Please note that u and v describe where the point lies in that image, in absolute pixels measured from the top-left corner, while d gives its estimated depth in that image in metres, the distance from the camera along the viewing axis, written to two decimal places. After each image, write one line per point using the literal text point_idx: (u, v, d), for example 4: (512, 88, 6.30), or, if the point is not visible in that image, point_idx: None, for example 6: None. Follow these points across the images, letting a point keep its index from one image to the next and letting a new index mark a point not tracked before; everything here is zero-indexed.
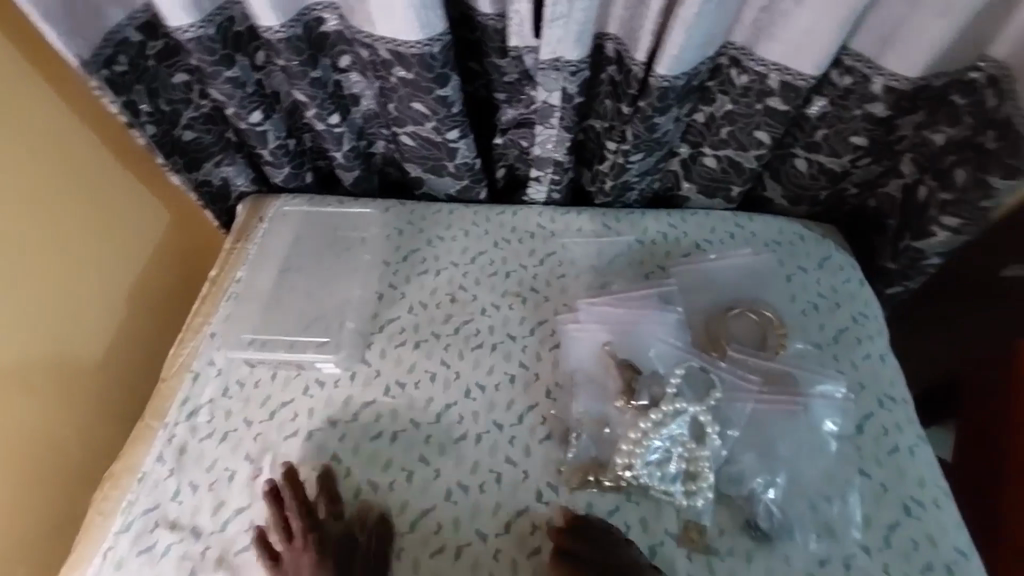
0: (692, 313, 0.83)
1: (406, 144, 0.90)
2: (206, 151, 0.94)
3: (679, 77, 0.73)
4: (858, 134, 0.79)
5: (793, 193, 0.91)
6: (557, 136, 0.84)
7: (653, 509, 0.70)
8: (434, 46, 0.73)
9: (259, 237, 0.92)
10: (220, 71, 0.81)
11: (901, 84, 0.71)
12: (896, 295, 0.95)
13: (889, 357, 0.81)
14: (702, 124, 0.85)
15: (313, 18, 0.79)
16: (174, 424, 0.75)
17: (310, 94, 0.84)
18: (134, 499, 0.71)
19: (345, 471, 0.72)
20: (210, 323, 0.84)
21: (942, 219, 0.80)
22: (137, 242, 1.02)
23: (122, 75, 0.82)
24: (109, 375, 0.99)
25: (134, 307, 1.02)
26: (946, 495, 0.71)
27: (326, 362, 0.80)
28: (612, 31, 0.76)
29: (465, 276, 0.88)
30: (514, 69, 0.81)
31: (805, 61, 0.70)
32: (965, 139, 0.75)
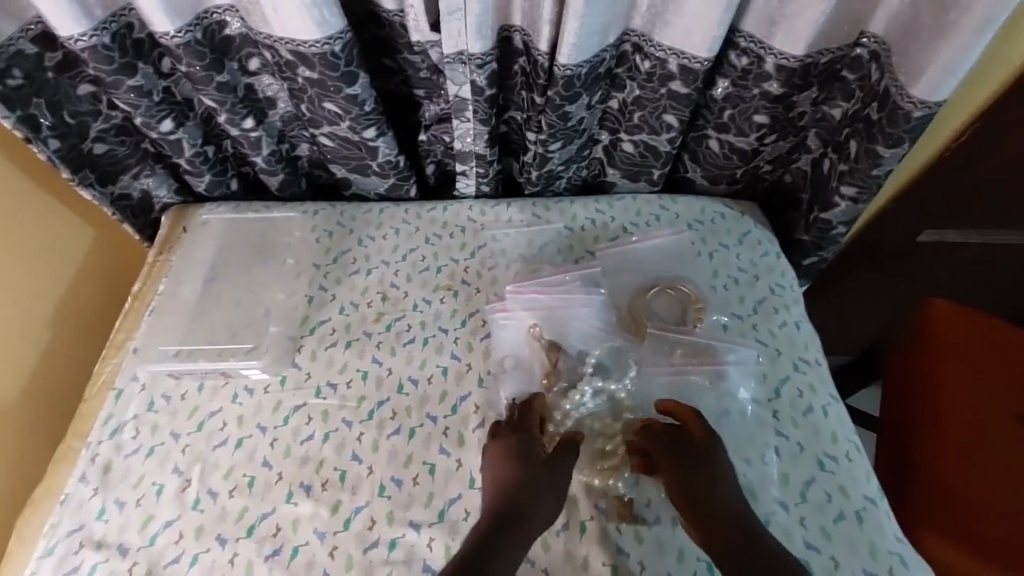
0: (619, 295, 0.85)
1: (326, 145, 0.90)
2: (122, 164, 0.92)
3: (582, 65, 0.75)
4: (759, 112, 0.82)
5: (711, 173, 0.94)
6: (473, 129, 0.86)
7: (584, 485, 0.72)
8: (335, 44, 0.73)
9: (181, 249, 0.91)
10: (122, 80, 0.80)
11: (790, 62, 0.75)
12: (812, 265, 1.00)
13: (805, 324, 0.84)
14: (616, 110, 0.88)
15: (214, 22, 0.77)
16: (98, 443, 0.74)
17: (218, 99, 0.83)
18: (56, 522, 0.69)
19: (276, 476, 0.72)
20: (133, 338, 0.82)
21: (841, 190, 0.85)
22: (58, 266, 0.98)
23: (18, 89, 0.78)
24: (34, 404, 0.95)
25: (58, 332, 0.99)
26: (858, 449, 0.74)
27: (253, 368, 0.79)
28: (516, 23, 0.77)
29: (396, 274, 0.88)
30: (425, 64, 0.82)
31: (697, 44, 0.73)
32: (856, 113, 0.80)
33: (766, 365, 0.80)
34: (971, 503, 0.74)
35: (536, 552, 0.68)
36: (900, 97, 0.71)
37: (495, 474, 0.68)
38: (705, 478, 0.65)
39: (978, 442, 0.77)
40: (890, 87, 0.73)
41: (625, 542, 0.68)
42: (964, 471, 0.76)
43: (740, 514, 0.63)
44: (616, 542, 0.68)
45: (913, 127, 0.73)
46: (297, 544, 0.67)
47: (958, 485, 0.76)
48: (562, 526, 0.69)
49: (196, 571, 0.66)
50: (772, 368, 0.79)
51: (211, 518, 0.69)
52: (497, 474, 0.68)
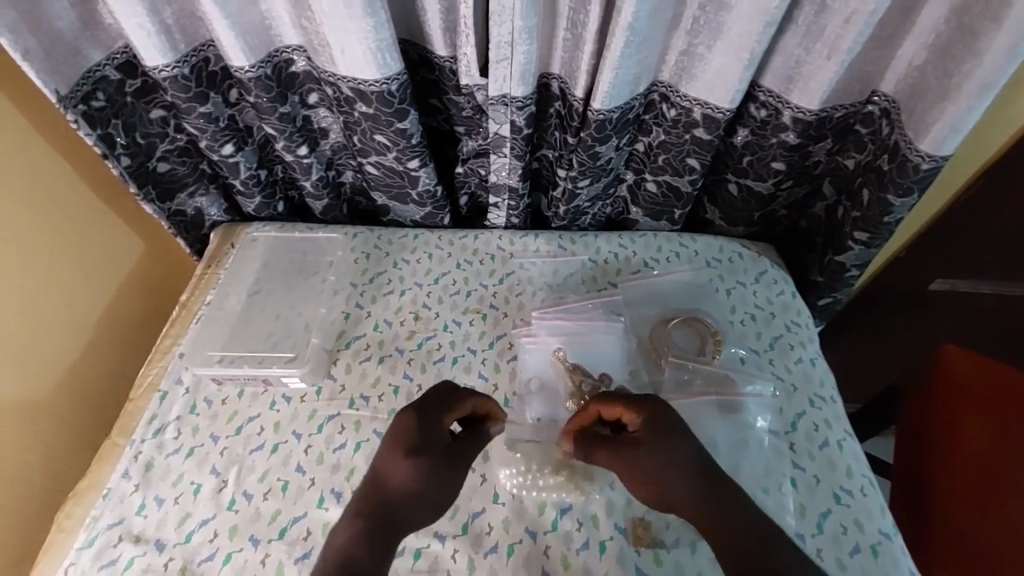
0: (640, 325, 0.89)
1: (371, 173, 0.97)
2: (181, 182, 1.00)
3: (614, 111, 0.82)
4: (777, 160, 0.88)
5: (729, 214, 1.00)
6: (509, 164, 0.92)
7: (605, 506, 0.73)
8: (392, 84, 0.80)
9: (229, 263, 0.97)
10: (194, 106, 0.87)
11: (807, 115, 0.81)
12: (827, 306, 1.04)
13: (821, 360, 0.87)
14: (642, 152, 0.94)
15: (282, 59, 0.86)
16: (140, 442, 0.78)
17: (279, 128, 0.91)
18: (98, 515, 0.73)
19: (309, 482, 0.75)
20: (179, 344, 0.88)
21: (854, 234, 0.90)
22: (111, 274, 1.05)
23: (100, 110, 0.86)
24: (68, 404, 0.99)
25: (99, 335, 1.03)
26: (873, 484, 0.76)
27: (292, 377, 0.83)
28: (554, 71, 0.85)
29: (428, 295, 0.92)
30: (469, 104, 0.89)
31: (720, 96, 0.79)
32: (869, 163, 0.86)
33: (782, 399, 0.82)
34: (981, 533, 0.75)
35: (556, 568, 0.69)
36: (909, 150, 0.77)
37: (394, 463, 0.63)
38: (655, 473, 0.62)
39: (992, 477, 0.77)
40: (900, 141, 0.78)
41: (643, 564, 0.69)
42: (977, 503, 0.77)
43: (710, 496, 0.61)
44: (636, 565, 0.69)
45: (922, 178, 0.79)
46: None
47: (968, 515, 0.77)
48: (582, 544, 0.71)
49: (229, 569, 0.69)
50: (788, 402, 0.82)
51: (245, 519, 0.72)
52: (392, 466, 0.63)
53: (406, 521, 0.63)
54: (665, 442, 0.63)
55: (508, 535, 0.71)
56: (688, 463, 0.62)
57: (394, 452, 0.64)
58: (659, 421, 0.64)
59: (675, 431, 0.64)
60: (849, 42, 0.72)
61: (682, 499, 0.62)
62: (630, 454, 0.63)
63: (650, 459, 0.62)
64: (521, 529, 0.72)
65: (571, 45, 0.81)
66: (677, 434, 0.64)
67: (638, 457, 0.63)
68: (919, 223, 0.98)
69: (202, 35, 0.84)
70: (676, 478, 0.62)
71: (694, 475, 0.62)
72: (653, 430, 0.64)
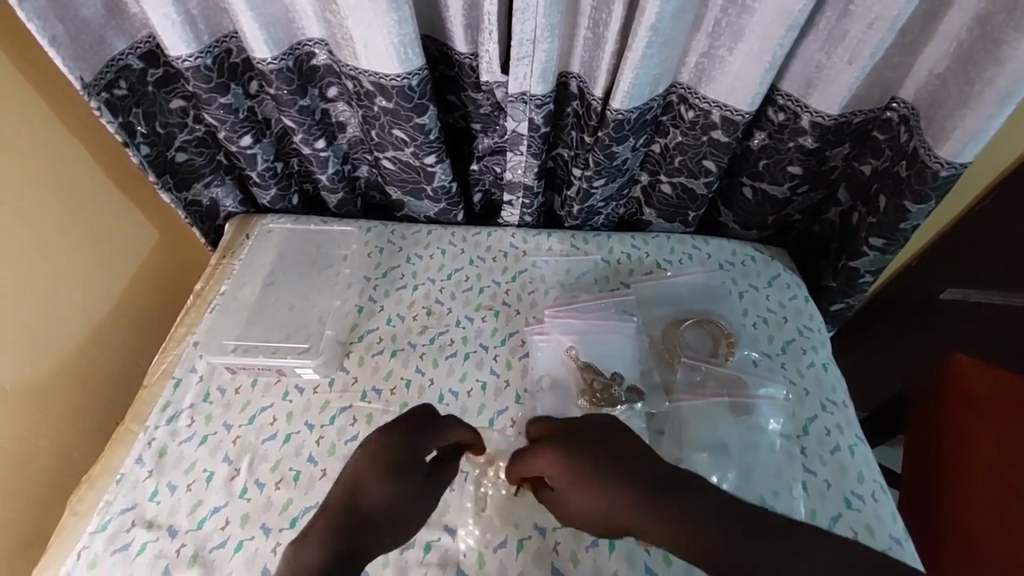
0: (653, 324, 0.89)
1: (387, 168, 0.97)
2: (198, 173, 1.00)
3: (632, 110, 0.82)
4: (793, 164, 0.88)
5: (743, 218, 1.00)
6: (525, 162, 0.93)
7: None
8: (413, 79, 0.81)
9: (244, 254, 0.97)
10: (215, 97, 0.88)
11: (825, 120, 0.81)
12: (840, 312, 1.04)
13: (832, 365, 0.87)
14: (658, 153, 0.95)
15: (304, 52, 0.86)
16: (154, 428, 0.79)
17: (298, 120, 0.92)
18: (111, 499, 0.73)
19: (320, 472, 0.75)
20: (194, 333, 0.88)
21: (869, 240, 0.90)
22: (127, 264, 1.06)
23: (122, 98, 0.86)
24: (81, 390, 0.99)
25: (111, 325, 1.04)
26: (883, 490, 0.76)
27: (306, 368, 0.83)
28: (573, 70, 0.86)
29: (441, 291, 0.93)
30: (487, 101, 0.90)
31: (740, 98, 0.80)
32: (886, 169, 0.86)
33: (794, 402, 0.82)
34: (984, 521, 0.75)
35: (565, 563, 0.69)
36: (928, 157, 0.77)
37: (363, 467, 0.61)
38: (605, 491, 0.57)
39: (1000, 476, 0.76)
40: (919, 147, 0.78)
41: (653, 564, 0.69)
42: (983, 495, 0.77)
43: (652, 506, 0.55)
44: (646, 563, 0.69)
45: (939, 185, 0.78)
46: None
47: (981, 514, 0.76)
48: (592, 542, 0.70)
49: (241, 557, 0.69)
50: (800, 405, 0.82)
51: (257, 507, 0.72)
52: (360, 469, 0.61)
53: (391, 527, 0.60)
54: (581, 471, 0.58)
55: (518, 531, 0.71)
56: (622, 471, 0.58)
57: (374, 465, 0.61)
58: (561, 443, 0.60)
59: (585, 451, 0.59)
60: (872, 48, 0.72)
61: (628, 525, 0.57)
62: (574, 479, 0.58)
63: (579, 484, 0.58)
64: (532, 524, 0.72)
65: (591, 44, 0.81)
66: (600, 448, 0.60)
67: (572, 483, 0.58)
68: (941, 225, 0.99)
69: (226, 26, 0.84)
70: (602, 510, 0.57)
71: (633, 498, 0.56)
72: (564, 457, 0.59)
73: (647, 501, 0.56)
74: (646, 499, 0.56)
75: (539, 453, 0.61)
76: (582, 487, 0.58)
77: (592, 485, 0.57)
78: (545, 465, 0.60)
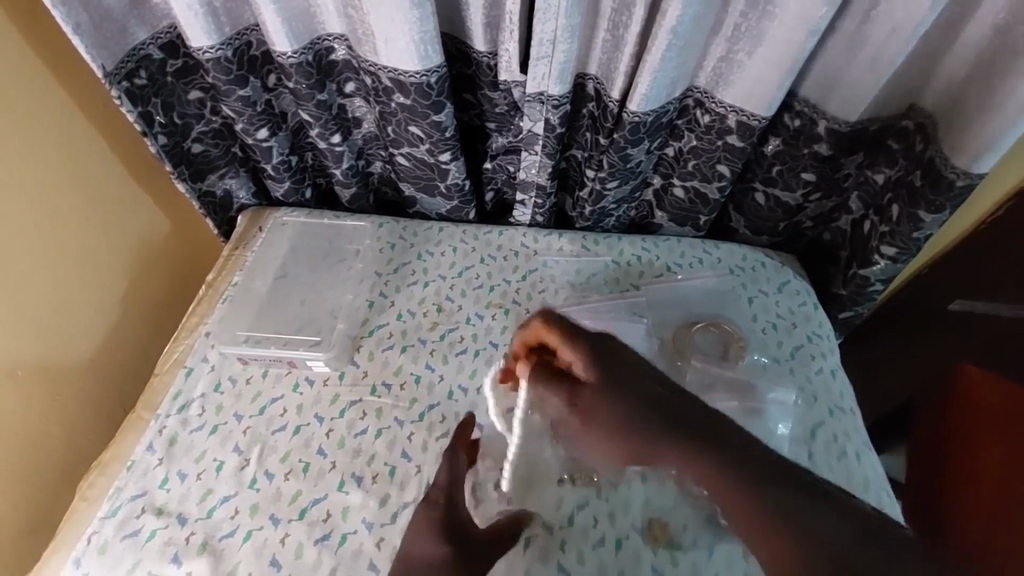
0: (663, 327, 0.89)
1: (402, 164, 0.98)
2: (213, 164, 1.00)
3: (648, 113, 0.82)
4: (807, 170, 0.88)
5: (755, 224, 1.00)
6: (539, 162, 0.93)
7: (622, 504, 0.73)
8: (431, 76, 0.81)
9: (256, 246, 0.98)
10: (234, 89, 0.88)
11: (842, 127, 0.82)
12: (848, 320, 1.04)
13: (840, 373, 0.87)
14: (672, 157, 0.95)
15: (323, 47, 0.87)
16: (165, 416, 0.79)
17: (315, 114, 0.92)
18: (122, 486, 0.74)
19: (329, 464, 0.75)
20: (206, 323, 0.88)
21: (881, 249, 0.90)
22: (140, 255, 1.07)
23: (142, 88, 0.87)
24: (91, 377, 1.00)
25: (123, 314, 1.05)
26: (889, 497, 0.76)
27: (317, 361, 0.83)
28: (591, 71, 0.86)
29: (452, 288, 0.93)
30: (504, 101, 0.90)
31: (757, 103, 0.80)
32: (900, 179, 0.85)
33: (802, 408, 0.82)
34: (987, 528, 0.75)
35: (571, 562, 0.69)
36: (944, 166, 0.77)
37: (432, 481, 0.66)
38: (627, 400, 0.54)
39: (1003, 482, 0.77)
40: (935, 157, 0.79)
41: (660, 564, 0.69)
42: (987, 500, 0.77)
43: (671, 428, 0.52)
44: (652, 565, 0.69)
45: (955, 196, 0.79)
46: (345, 531, 0.70)
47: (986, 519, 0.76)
48: (599, 542, 0.71)
49: (249, 547, 0.69)
50: (808, 411, 0.82)
51: (266, 498, 0.73)
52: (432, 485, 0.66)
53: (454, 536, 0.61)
54: (611, 373, 0.56)
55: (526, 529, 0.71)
56: (651, 392, 0.55)
57: (425, 533, 0.61)
58: (596, 343, 0.59)
59: (616, 357, 0.58)
60: (889, 57, 0.72)
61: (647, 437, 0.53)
62: (599, 379, 0.56)
63: (603, 384, 0.56)
64: (539, 522, 0.72)
65: (610, 46, 0.81)
66: (634, 363, 0.57)
67: (599, 384, 0.56)
68: (962, 230, 0.95)
69: (247, 19, 0.85)
70: (626, 422, 0.54)
71: (655, 417, 0.53)
72: (597, 354, 0.58)
73: (667, 420, 0.53)
74: (668, 419, 0.53)
75: (569, 344, 0.60)
76: (604, 389, 0.56)
77: (614, 388, 0.55)
78: (574, 359, 0.60)
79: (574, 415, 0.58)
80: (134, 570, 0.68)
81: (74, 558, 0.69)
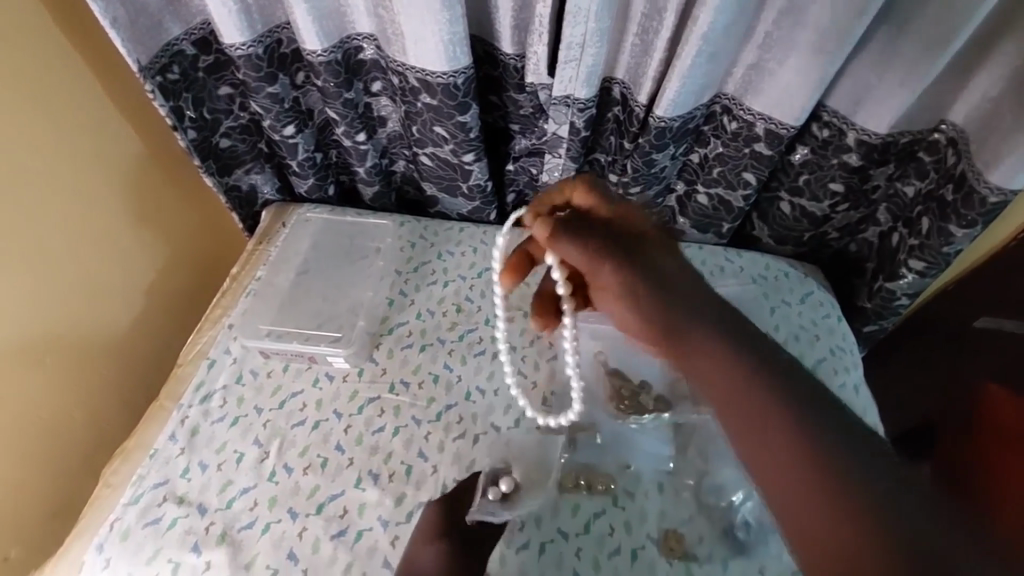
0: None
1: (425, 164, 0.98)
2: (239, 159, 1.02)
3: (675, 119, 0.82)
4: (835, 181, 0.87)
5: (779, 233, 0.99)
6: (563, 166, 0.93)
7: (638, 513, 0.73)
8: (459, 77, 0.81)
9: (280, 241, 0.99)
10: (263, 86, 0.89)
11: (872, 138, 0.80)
12: (872, 334, 1.02)
13: (863, 388, 0.86)
14: (696, 163, 0.94)
15: (352, 47, 0.88)
16: (188, 406, 0.80)
17: (341, 113, 0.93)
18: (144, 473, 0.75)
19: (347, 461, 0.76)
20: (229, 316, 0.90)
21: (909, 263, 0.89)
22: (166, 247, 1.09)
23: (174, 83, 0.89)
24: (116, 366, 1.02)
25: (147, 304, 1.07)
26: None
27: (337, 357, 0.84)
28: (618, 76, 0.85)
29: (471, 289, 0.93)
30: (529, 103, 0.90)
31: (786, 112, 0.79)
32: (931, 192, 0.84)
33: None
34: None
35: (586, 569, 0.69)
36: (978, 182, 0.76)
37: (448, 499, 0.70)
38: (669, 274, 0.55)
39: None
40: (967, 171, 0.77)
41: None
42: None
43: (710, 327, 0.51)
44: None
45: (988, 212, 0.77)
46: (361, 527, 0.71)
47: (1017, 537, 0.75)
48: (614, 550, 0.70)
49: (267, 539, 0.70)
50: None
51: (285, 492, 0.73)
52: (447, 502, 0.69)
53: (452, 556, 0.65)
54: (655, 244, 0.58)
55: (541, 534, 0.71)
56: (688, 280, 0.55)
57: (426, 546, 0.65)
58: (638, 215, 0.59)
59: (656, 237, 0.58)
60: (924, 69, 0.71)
61: (685, 347, 0.52)
62: (640, 242, 0.57)
63: (647, 247, 0.57)
64: (554, 528, 0.72)
65: (639, 51, 0.81)
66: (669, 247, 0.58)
67: (643, 245, 0.57)
68: (1000, 239, 0.91)
69: (279, 17, 0.86)
70: (659, 303, 0.54)
71: (695, 311, 0.53)
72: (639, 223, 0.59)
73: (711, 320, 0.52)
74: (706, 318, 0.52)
75: (608, 203, 0.60)
76: (646, 252, 0.57)
77: (655, 258, 0.56)
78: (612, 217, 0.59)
79: (601, 267, 0.57)
80: (155, 557, 0.69)
81: (98, 543, 0.71)
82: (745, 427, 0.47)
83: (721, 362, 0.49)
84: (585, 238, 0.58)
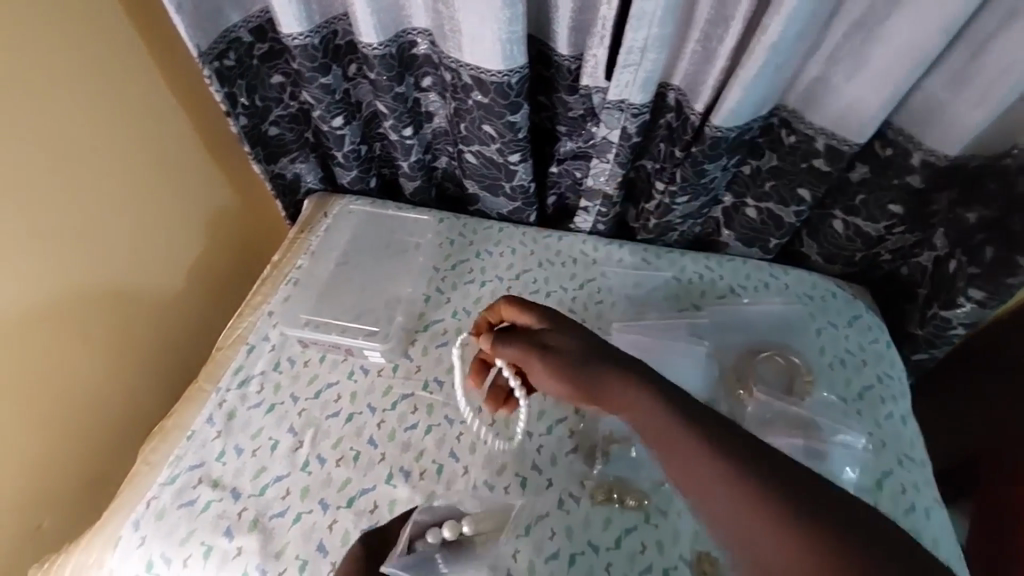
0: (725, 351, 0.86)
1: (469, 162, 0.97)
2: (285, 147, 1.02)
3: (732, 129, 0.80)
4: (895, 203, 0.84)
5: (828, 252, 0.96)
6: (610, 171, 0.91)
7: (671, 532, 0.71)
8: (513, 76, 0.80)
9: (321, 231, 0.99)
10: (316, 77, 0.90)
11: (939, 160, 0.77)
12: (920, 362, 0.98)
13: (911, 419, 0.82)
14: (747, 175, 0.90)
15: (407, 41, 0.88)
16: (226, 390, 0.81)
17: (391, 106, 0.92)
18: (182, 454, 0.76)
19: (379, 456, 0.76)
20: (269, 303, 0.90)
21: (968, 291, 0.84)
22: (207, 231, 1.10)
23: (229, 69, 0.90)
24: (155, 344, 1.04)
25: (187, 285, 1.08)
26: (956, 559, 0.72)
27: (374, 351, 0.84)
28: (675, 82, 0.83)
29: (508, 290, 0.92)
30: (581, 106, 0.89)
31: (851, 128, 0.77)
32: (996, 220, 0.79)
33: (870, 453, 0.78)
34: None
35: None
36: None
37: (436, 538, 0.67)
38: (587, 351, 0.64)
39: None
40: None
41: None
42: None
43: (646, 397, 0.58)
44: None
45: None
46: None
47: None
48: (645, 569, 0.69)
49: (298, 529, 0.70)
50: (876, 457, 0.77)
51: (317, 483, 0.74)
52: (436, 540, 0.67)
53: None
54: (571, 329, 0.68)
55: (571, 546, 0.70)
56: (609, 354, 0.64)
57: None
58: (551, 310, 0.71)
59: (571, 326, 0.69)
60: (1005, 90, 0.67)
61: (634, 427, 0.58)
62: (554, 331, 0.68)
63: (561, 333, 0.67)
64: (585, 540, 0.70)
65: (699, 58, 0.79)
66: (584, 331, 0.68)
67: (560, 331, 0.68)
68: None
69: (336, 8, 0.86)
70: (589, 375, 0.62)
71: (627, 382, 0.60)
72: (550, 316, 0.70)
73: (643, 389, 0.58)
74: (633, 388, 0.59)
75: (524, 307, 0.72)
76: (561, 337, 0.67)
77: (572, 338, 0.67)
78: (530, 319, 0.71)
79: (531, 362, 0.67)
80: (188, 539, 0.70)
81: (135, 519, 0.72)
82: (691, 480, 0.52)
83: (667, 424, 0.55)
84: (510, 339, 0.70)
